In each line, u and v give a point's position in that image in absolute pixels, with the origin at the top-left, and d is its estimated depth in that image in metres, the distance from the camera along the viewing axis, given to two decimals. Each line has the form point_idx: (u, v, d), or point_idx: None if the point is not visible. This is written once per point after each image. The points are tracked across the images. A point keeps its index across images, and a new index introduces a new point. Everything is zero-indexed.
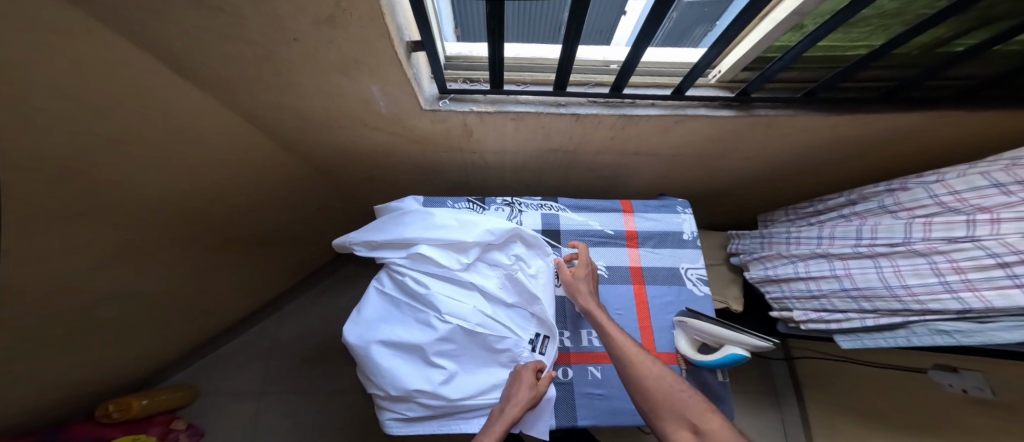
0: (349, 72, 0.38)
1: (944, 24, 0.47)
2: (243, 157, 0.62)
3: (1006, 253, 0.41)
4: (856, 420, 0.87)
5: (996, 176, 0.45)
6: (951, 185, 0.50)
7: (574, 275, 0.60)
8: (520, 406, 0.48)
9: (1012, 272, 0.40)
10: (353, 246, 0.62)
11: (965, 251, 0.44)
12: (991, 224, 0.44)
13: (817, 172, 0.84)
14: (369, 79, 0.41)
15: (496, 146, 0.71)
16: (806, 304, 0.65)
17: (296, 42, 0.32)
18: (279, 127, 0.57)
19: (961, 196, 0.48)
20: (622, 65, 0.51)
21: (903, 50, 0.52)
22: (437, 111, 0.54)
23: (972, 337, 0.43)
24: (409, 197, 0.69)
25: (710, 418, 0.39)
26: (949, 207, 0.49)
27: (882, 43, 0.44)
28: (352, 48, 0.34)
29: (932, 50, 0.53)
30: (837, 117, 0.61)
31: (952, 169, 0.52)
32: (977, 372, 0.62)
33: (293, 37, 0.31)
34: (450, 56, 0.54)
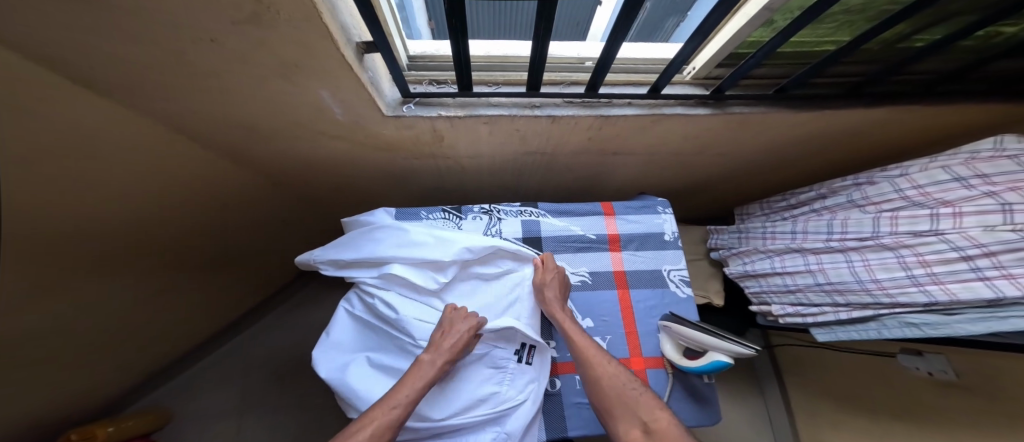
0: (292, 78, 0.34)
1: (907, 21, 0.47)
2: (187, 172, 0.55)
3: (969, 246, 0.42)
4: (837, 407, 0.89)
5: (955, 170, 0.48)
6: (913, 181, 0.52)
7: (542, 282, 0.59)
8: (443, 361, 0.46)
9: (975, 265, 0.41)
10: (319, 265, 0.59)
11: (931, 245, 0.46)
12: (954, 218, 0.45)
13: (790, 166, 0.85)
14: (317, 85, 0.36)
15: (471, 151, 0.67)
16: (783, 298, 0.65)
17: (215, 45, 0.26)
18: (226, 138, 0.52)
19: (925, 190, 0.50)
20: (597, 63, 0.48)
21: (869, 46, 0.52)
22: (401, 116, 0.50)
23: (938, 329, 0.44)
24: (380, 209, 0.65)
25: (658, 415, 0.44)
26: (915, 201, 0.51)
27: (846, 43, 0.44)
28: (288, 52, 0.29)
29: (894, 46, 0.54)
30: (807, 114, 0.61)
31: (913, 162, 0.54)
32: (940, 354, 0.67)
33: (210, 39, 0.25)
34: (414, 56, 0.50)
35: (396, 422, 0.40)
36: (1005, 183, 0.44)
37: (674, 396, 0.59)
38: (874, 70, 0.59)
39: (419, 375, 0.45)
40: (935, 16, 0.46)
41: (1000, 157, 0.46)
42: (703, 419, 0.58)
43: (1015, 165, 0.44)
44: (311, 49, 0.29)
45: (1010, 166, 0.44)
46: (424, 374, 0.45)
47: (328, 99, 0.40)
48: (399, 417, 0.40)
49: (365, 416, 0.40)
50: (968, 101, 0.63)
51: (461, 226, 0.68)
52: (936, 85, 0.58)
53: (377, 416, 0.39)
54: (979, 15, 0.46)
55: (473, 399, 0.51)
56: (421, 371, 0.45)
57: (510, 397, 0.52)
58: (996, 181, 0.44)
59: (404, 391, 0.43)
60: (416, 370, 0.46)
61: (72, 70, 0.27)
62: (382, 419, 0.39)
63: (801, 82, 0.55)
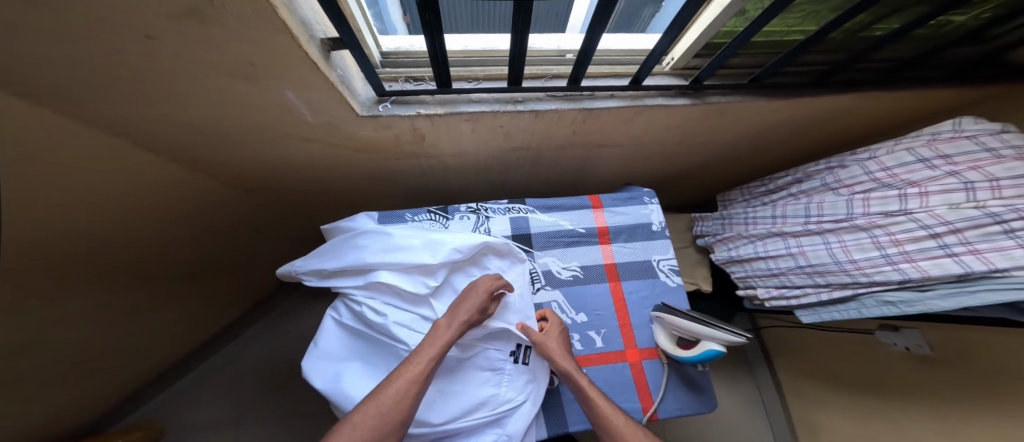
0: (252, 77, 0.31)
1: (868, 11, 0.49)
2: (151, 185, 0.52)
3: (936, 224, 0.44)
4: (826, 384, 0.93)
5: (919, 152, 0.51)
6: (882, 162, 0.54)
7: (547, 342, 0.52)
8: (462, 322, 0.46)
9: (943, 242, 0.43)
10: (301, 275, 0.57)
11: (901, 224, 0.48)
12: (920, 197, 0.48)
13: (770, 153, 0.87)
14: (282, 85, 0.34)
15: (455, 149, 0.66)
16: (768, 281, 0.65)
17: (153, 42, 0.23)
18: (190, 147, 0.48)
19: (893, 172, 0.52)
20: (578, 55, 0.48)
21: (834, 35, 0.53)
22: (378, 116, 0.48)
23: (914, 306, 0.46)
24: (361, 214, 0.63)
25: None
26: (884, 183, 0.53)
27: (812, 34, 0.45)
28: (242, 49, 0.27)
29: (856, 35, 0.55)
30: (783, 101, 0.63)
31: (880, 145, 0.56)
32: (915, 329, 0.70)
33: (146, 35, 0.23)
34: (388, 52, 0.48)
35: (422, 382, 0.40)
36: (965, 163, 0.47)
37: (670, 386, 0.59)
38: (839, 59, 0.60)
39: (439, 337, 0.44)
40: (893, 5, 0.48)
41: (959, 137, 0.50)
42: (699, 407, 0.58)
43: (972, 145, 0.48)
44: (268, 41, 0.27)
45: (969, 147, 0.48)
46: (444, 335, 0.45)
47: (295, 100, 0.38)
48: (424, 376, 0.41)
49: (391, 376, 0.40)
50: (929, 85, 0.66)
51: (448, 227, 0.67)
52: (896, 72, 0.60)
53: (403, 378, 0.40)
54: (931, 5, 0.48)
55: (473, 402, 0.50)
56: (440, 332, 0.45)
57: (511, 398, 0.52)
58: (957, 161, 0.47)
59: (425, 350, 0.43)
60: (437, 330, 0.45)
61: (7, 83, 0.25)
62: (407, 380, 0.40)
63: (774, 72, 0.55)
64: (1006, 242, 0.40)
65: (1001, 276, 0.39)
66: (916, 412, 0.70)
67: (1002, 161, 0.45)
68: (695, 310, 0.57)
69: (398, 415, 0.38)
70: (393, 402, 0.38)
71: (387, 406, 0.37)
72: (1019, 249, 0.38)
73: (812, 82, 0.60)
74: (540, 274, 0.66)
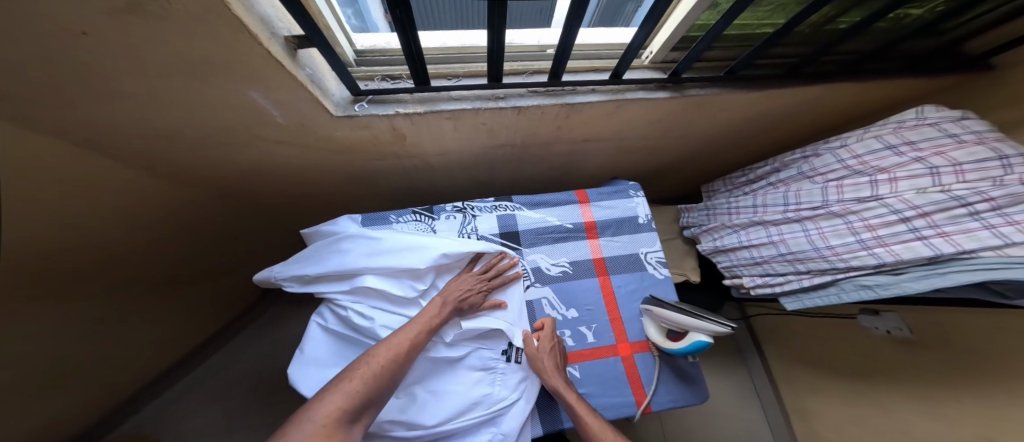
0: (210, 74, 0.30)
1: (831, 4, 0.51)
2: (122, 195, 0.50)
3: (905, 208, 0.47)
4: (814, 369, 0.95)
5: (887, 139, 0.54)
6: (853, 150, 0.57)
7: (540, 356, 0.52)
8: (455, 300, 0.52)
9: (913, 226, 0.46)
10: (282, 282, 0.55)
11: (874, 210, 0.50)
12: (890, 183, 0.50)
13: (752, 144, 0.89)
14: (245, 84, 0.33)
15: (438, 148, 0.65)
16: (752, 269, 0.66)
17: (91, 39, 0.22)
18: (156, 151, 0.47)
19: (864, 159, 0.55)
20: (557, 50, 0.47)
21: (802, 27, 0.55)
22: (353, 116, 0.47)
23: (889, 289, 0.46)
24: (343, 217, 0.61)
25: None
26: (856, 170, 0.55)
27: (778, 28, 0.46)
28: (195, 46, 0.25)
29: (822, 29, 0.57)
30: (760, 93, 0.64)
31: (851, 133, 0.59)
32: (894, 312, 0.73)
33: (82, 31, 0.21)
34: (362, 50, 0.47)
35: (415, 348, 0.45)
36: (929, 149, 0.49)
37: (661, 378, 0.59)
38: (807, 52, 0.61)
39: (432, 312, 0.50)
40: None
41: (923, 124, 0.52)
42: (691, 398, 0.58)
43: (935, 131, 0.50)
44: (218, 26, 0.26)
45: (932, 133, 0.50)
46: (435, 311, 0.50)
47: (264, 101, 0.37)
48: (417, 343, 0.45)
49: (383, 343, 0.44)
50: (897, 75, 0.68)
51: (434, 227, 0.66)
52: (860, 64, 0.62)
53: (397, 344, 0.44)
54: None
55: (465, 402, 0.49)
56: (434, 308, 0.50)
57: (504, 396, 0.52)
58: (921, 147, 0.50)
59: (417, 323, 0.48)
60: (429, 306, 0.51)
61: None
62: (402, 345, 0.44)
63: (748, 64, 0.57)
64: (972, 224, 0.41)
65: (969, 257, 0.40)
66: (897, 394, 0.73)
67: (964, 146, 0.47)
68: (684, 302, 0.57)
69: (393, 375, 0.41)
70: (389, 362, 0.42)
71: (383, 365, 0.41)
72: (984, 230, 0.40)
73: (784, 73, 0.60)
74: (528, 271, 0.66)
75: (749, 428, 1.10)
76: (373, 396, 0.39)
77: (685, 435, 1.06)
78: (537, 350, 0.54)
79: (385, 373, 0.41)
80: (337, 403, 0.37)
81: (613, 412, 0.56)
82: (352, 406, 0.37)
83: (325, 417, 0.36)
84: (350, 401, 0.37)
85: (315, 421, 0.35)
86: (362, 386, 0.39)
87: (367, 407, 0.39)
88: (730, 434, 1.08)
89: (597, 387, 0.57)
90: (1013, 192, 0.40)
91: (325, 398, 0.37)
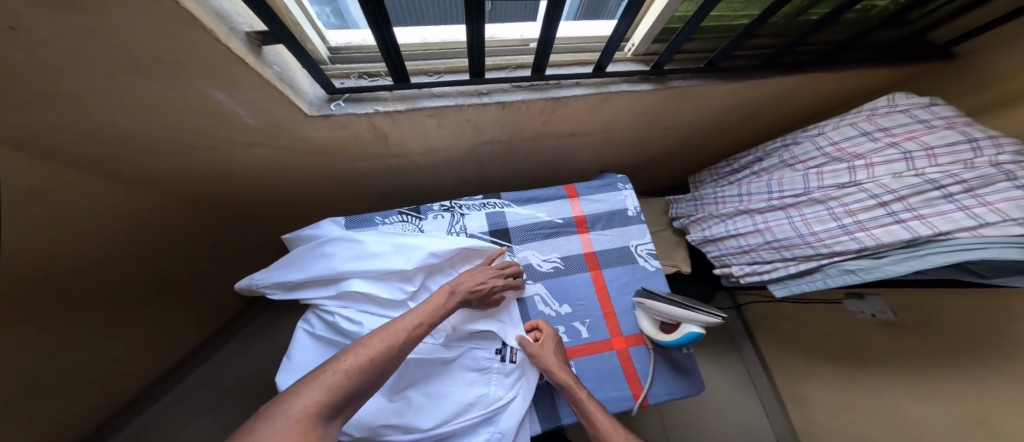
0: (164, 69, 0.28)
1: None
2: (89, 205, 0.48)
3: (883, 193, 0.48)
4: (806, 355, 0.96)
5: (862, 126, 0.56)
6: (831, 138, 0.59)
7: (544, 353, 0.51)
8: (466, 291, 0.50)
9: (891, 210, 0.47)
10: (264, 289, 0.54)
11: (853, 195, 0.51)
12: (868, 168, 0.52)
13: (736, 135, 0.90)
14: (206, 81, 0.31)
15: (422, 146, 0.64)
16: (741, 258, 0.67)
17: (22, 34, 0.20)
18: (122, 157, 0.45)
19: (841, 146, 0.57)
20: (539, 44, 0.47)
21: (775, 19, 0.56)
22: (329, 115, 0.46)
23: (872, 273, 0.47)
24: (326, 220, 0.60)
25: None
26: (834, 157, 0.57)
27: (753, 19, 0.47)
28: (145, 41, 0.24)
29: (795, 20, 0.58)
30: (740, 84, 0.64)
31: (827, 122, 0.62)
32: (878, 295, 0.74)
33: (9, 26, 0.20)
34: (335, 47, 0.46)
35: (412, 341, 0.40)
36: (902, 134, 0.52)
37: (656, 371, 0.59)
38: (781, 43, 0.62)
39: (435, 304, 0.46)
40: None
41: (895, 111, 0.55)
42: (687, 389, 0.58)
43: (906, 118, 0.53)
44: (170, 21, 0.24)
45: (904, 119, 0.53)
46: (440, 303, 0.46)
47: (230, 100, 0.36)
48: (415, 336, 0.41)
49: (378, 331, 0.39)
50: (871, 63, 0.70)
51: (422, 227, 0.65)
52: (830, 54, 0.63)
53: (393, 336, 0.39)
54: None
55: (462, 404, 0.49)
56: (442, 296, 0.47)
57: (500, 396, 0.51)
58: (895, 133, 0.52)
59: (417, 314, 0.43)
60: (433, 297, 0.47)
61: None
62: (398, 337, 0.39)
63: (727, 55, 0.57)
64: (946, 206, 0.42)
65: (945, 239, 0.41)
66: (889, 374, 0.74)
67: (934, 131, 0.49)
68: (675, 293, 0.57)
69: (384, 369, 0.36)
70: (382, 355, 0.37)
71: (375, 358, 0.36)
72: (958, 211, 0.41)
73: (759, 64, 0.61)
74: None
75: (746, 415, 1.11)
76: (359, 390, 0.34)
77: (683, 425, 1.06)
78: (540, 348, 0.52)
79: (376, 367, 0.36)
80: (316, 396, 0.31)
81: (611, 406, 0.55)
82: (334, 401, 0.32)
83: (301, 411, 0.30)
84: (333, 394, 0.32)
85: (289, 415, 0.29)
86: (348, 378, 0.34)
87: (351, 400, 0.34)
88: (727, 422, 1.09)
89: (594, 383, 0.57)
90: (984, 174, 0.41)
91: (305, 388, 0.32)
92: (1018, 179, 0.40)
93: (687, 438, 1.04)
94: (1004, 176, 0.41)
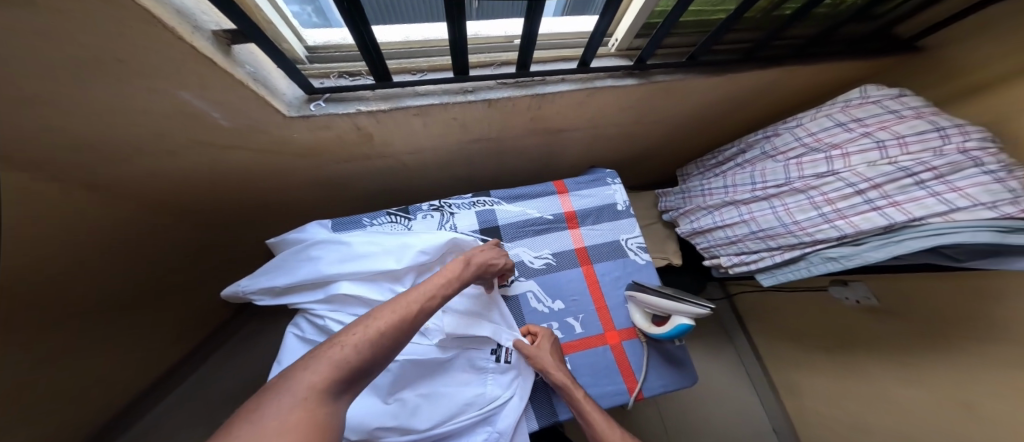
0: (123, 68, 0.27)
1: None
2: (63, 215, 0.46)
3: (860, 181, 0.49)
4: (797, 343, 0.98)
5: (837, 117, 0.57)
6: (808, 129, 0.60)
7: (540, 354, 0.51)
8: (477, 265, 0.49)
9: (867, 198, 0.48)
10: (250, 296, 0.53)
11: (832, 184, 0.52)
12: (844, 158, 0.53)
13: (722, 128, 0.91)
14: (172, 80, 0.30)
15: (409, 146, 0.64)
16: (728, 249, 0.67)
17: None
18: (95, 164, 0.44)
19: (819, 136, 0.58)
20: (523, 40, 0.46)
21: (751, 13, 0.57)
22: (309, 116, 0.45)
23: (852, 260, 0.48)
24: (312, 223, 0.59)
25: None
26: (813, 147, 0.58)
27: (729, 14, 0.47)
28: (101, 40, 0.23)
29: (770, 14, 0.59)
30: (721, 77, 0.65)
31: (805, 114, 0.63)
32: (862, 282, 0.76)
33: None
34: (312, 47, 0.46)
35: (424, 315, 0.38)
36: (874, 124, 0.53)
37: (650, 364, 0.60)
38: (759, 37, 0.63)
39: (444, 278, 0.43)
40: None
41: (867, 102, 0.56)
42: (681, 381, 0.59)
43: (878, 108, 0.55)
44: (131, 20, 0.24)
45: (876, 110, 0.54)
46: (450, 278, 0.44)
47: (197, 101, 0.35)
48: (427, 309, 0.38)
49: (388, 304, 0.36)
50: (848, 56, 0.71)
51: (411, 227, 0.64)
52: (806, 48, 0.65)
53: (405, 310, 0.36)
54: None
55: (459, 404, 0.48)
56: (456, 267, 0.46)
57: (498, 395, 0.51)
58: (868, 123, 0.54)
59: (428, 287, 0.41)
60: (443, 271, 0.44)
61: None
62: (410, 311, 0.36)
63: (708, 49, 0.57)
64: (919, 193, 0.44)
65: (919, 224, 0.43)
66: (880, 360, 0.75)
67: (904, 120, 0.51)
68: (666, 286, 0.57)
69: (396, 344, 0.34)
70: (394, 330, 0.34)
71: (387, 333, 0.33)
72: (930, 198, 0.43)
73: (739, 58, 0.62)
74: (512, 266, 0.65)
75: (742, 405, 1.12)
76: (371, 365, 0.32)
77: (681, 418, 1.07)
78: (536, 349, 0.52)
79: (390, 342, 0.33)
80: (326, 371, 0.29)
81: (608, 400, 0.56)
82: (345, 376, 0.29)
83: (310, 387, 0.27)
84: (344, 369, 0.29)
85: (296, 392, 0.26)
86: (359, 353, 0.31)
87: (363, 375, 0.31)
88: (724, 413, 1.10)
89: (589, 378, 0.57)
90: (952, 161, 0.43)
91: (312, 363, 0.29)
92: (985, 165, 0.42)
93: (685, 430, 1.05)
94: (971, 162, 0.42)
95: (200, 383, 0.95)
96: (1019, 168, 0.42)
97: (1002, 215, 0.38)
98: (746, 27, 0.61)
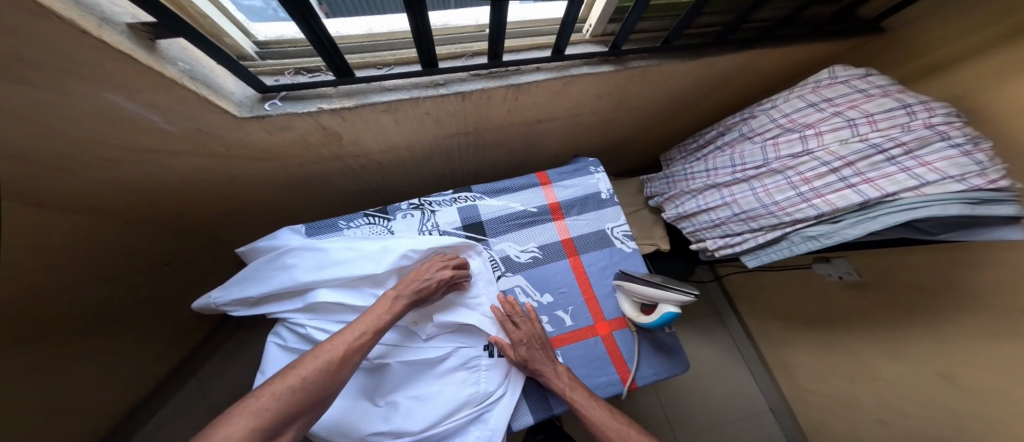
0: (32, 67, 0.26)
1: None
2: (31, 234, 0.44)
3: (834, 160, 0.50)
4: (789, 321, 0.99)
5: (808, 98, 0.58)
6: (783, 110, 0.61)
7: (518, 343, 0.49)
8: (420, 288, 0.47)
9: (842, 176, 0.48)
10: (224, 307, 0.50)
11: (807, 163, 0.53)
12: (817, 137, 0.54)
13: (704, 110, 0.90)
14: (87, 75, 0.29)
15: (382, 144, 0.62)
16: (713, 232, 0.66)
17: None
18: (62, 190, 0.43)
19: (793, 118, 0.59)
20: (491, 29, 0.44)
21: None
22: (265, 116, 0.45)
23: (832, 237, 0.48)
24: (284, 230, 0.56)
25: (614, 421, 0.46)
26: (788, 128, 0.59)
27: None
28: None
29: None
30: (695, 62, 0.64)
31: (779, 95, 0.63)
32: (842, 258, 0.78)
33: None
34: (261, 42, 0.44)
35: (355, 357, 0.38)
36: (844, 104, 0.54)
37: (641, 354, 0.58)
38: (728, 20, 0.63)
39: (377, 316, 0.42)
40: None
41: (835, 82, 0.57)
42: (672, 368, 0.58)
43: (847, 88, 0.55)
44: (33, 18, 0.22)
45: (844, 90, 0.55)
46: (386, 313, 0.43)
47: (129, 104, 0.35)
48: (361, 346, 0.39)
49: (317, 350, 0.37)
50: (818, 36, 0.72)
51: (391, 229, 0.61)
52: (776, 30, 0.64)
53: (329, 353, 0.37)
54: None
55: (452, 403, 0.47)
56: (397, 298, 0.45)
57: (490, 391, 0.49)
58: (838, 103, 0.55)
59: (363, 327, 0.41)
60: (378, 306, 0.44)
61: None
62: (336, 353, 0.37)
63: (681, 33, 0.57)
64: (890, 169, 0.45)
65: (892, 200, 0.43)
66: (868, 334, 0.76)
67: (872, 98, 0.51)
68: (653, 274, 0.56)
69: (323, 389, 0.35)
70: (319, 374, 0.35)
71: (309, 378, 0.34)
72: (901, 173, 0.43)
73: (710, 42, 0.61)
74: (498, 261, 0.63)
75: (738, 387, 1.12)
76: (295, 409, 0.33)
77: (677, 402, 1.08)
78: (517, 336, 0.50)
79: (314, 388, 0.34)
80: (246, 421, 0.30)
81: (600, 392, 0.55)
82: (267, 423, 0.31)
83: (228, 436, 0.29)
84: (265, 416, 0.31)
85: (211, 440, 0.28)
86: (280, 402, 0.32)
87: (291, 420, 0.33)
88: (720, 396, 1.10)
89: (583, 370, 0.56)
90: (918, 136, 0.44)
91: (236, 408, 0.31)
92: (951, 138, 0.43)
93: (681, 413, 1.07)
94: (938, 136, 0.43)
95: (179, 402, 0.90)
96: (984, 140, 0.42)
97: (970, 186, 0.38)
98: (718, 10, 0.61)
